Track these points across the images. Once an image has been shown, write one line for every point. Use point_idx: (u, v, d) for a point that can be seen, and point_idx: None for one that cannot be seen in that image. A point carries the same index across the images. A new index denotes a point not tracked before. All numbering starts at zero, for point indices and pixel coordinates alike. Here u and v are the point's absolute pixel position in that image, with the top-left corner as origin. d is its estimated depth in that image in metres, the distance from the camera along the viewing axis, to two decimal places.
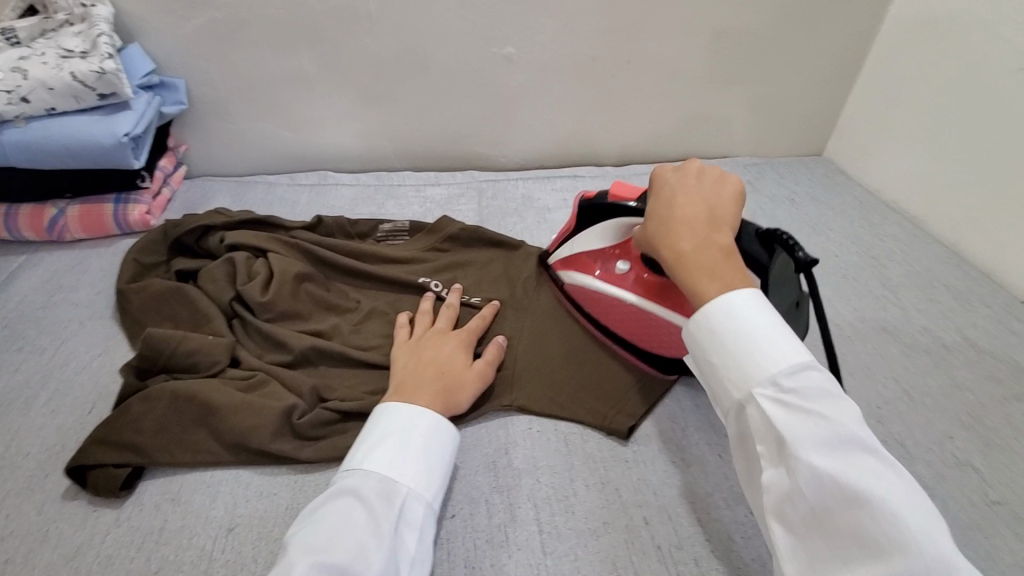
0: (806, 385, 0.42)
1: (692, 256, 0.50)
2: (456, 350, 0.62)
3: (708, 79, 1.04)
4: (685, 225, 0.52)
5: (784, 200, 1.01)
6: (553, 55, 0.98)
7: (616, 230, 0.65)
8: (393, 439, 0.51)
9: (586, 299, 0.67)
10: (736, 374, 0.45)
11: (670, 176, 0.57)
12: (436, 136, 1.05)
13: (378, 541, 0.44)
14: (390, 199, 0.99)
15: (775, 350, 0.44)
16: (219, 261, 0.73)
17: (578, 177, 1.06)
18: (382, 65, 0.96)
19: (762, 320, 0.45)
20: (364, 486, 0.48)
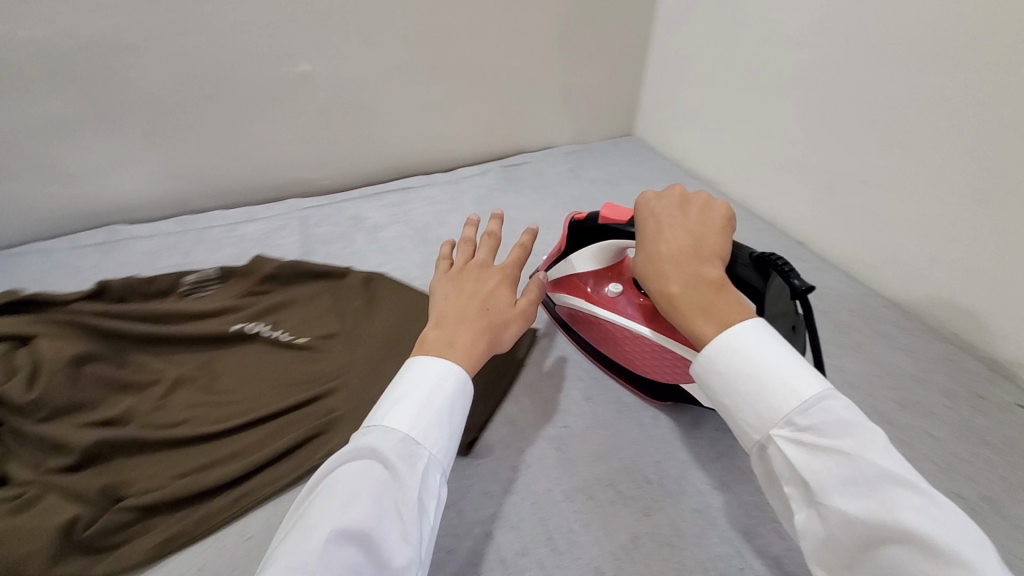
0: (823, 421, 0.41)
1: (683, 298, 0.50)
2: (503, 285, 0.58)
3: (517, 76, 1.07)
4: (671, 263, 0.52)
5: (603, 182, 1.07)
6: (355, 68, 0.94)
7: (607, 252, 0.64)
8: (417, 397, 0.46)
9: (585, 323, 0.67)
10: (755, 420, 0.44)
11: (651, 207, 0.58)
12: (242, 167, 0.97)
13: (400, 507, 0.41)
14: (199, 244, 0.89)
15: (787, 388, 0.43)
16: None
17: (405, 188, 1.03)
18: (159, 99, 0.86)
19: (770, 349, 0.45)
20: (384, 447, 0.44)
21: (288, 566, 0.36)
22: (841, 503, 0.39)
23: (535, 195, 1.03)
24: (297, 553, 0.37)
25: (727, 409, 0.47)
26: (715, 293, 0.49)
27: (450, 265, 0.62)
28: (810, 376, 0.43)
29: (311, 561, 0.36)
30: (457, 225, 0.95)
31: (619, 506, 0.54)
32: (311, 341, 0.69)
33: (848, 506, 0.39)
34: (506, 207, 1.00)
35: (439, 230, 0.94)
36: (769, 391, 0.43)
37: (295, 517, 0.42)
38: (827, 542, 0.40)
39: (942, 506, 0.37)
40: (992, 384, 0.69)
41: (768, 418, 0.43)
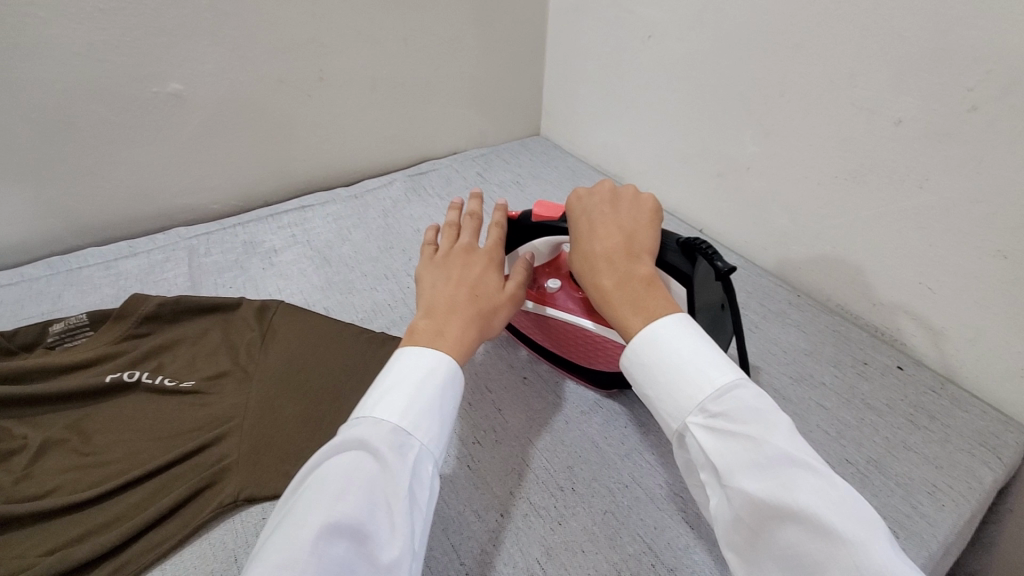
0: (733, 408, 0.43)
1: (614, 293, 0.51)
2: (490, 270, 0.57)
3: (413, 83, 1.04)
4: (605, 259, 0.53)
5: (511, 184, 1.06)
6: (231, 84, 0.88)
7: (542, 251, 0.63)
8: (406, 386, 0.46)
9: (525, 319, 0.67)
10: (675, 408, 0.46)
11: (581, 204, 0.58)
12: (115, 199, 0.89)
13: (394, 499, 0.39)
14: (70, 287, 0.81)
15: (703, 377, 0.45)
16: None
17: (304, 206, 0.98)
18: (1, 133, 0.77)
19: (689, 339, 0.46)
20: (375, 438, 0.42)
21: (280, 562, 0.34)
22: (747, 485, 0.40)
23: (442, 203, 1.01)
24: (288, 548, 0.34)
25: (651, 398, 0.48)
26: (644, 292, 0.50)
27: (434, 250, 0.60)
28: (723, 365, 0.44)
29: (304, 554, 0.34)
30: (361, 241, 0.91)
31: (531, 516, 0.53)
32: (200, 383, 0.64)
33: (753, 487, 0.39)
34: (412, 219, 0.97)
35: (341, 248, 0.90)
36: (685, 380, 0.45)
37: (279, 515, 0.39)
38: (733, 526, 0.41)
39: (840, 488, 0.38)
40: (875, 349, 0.74)
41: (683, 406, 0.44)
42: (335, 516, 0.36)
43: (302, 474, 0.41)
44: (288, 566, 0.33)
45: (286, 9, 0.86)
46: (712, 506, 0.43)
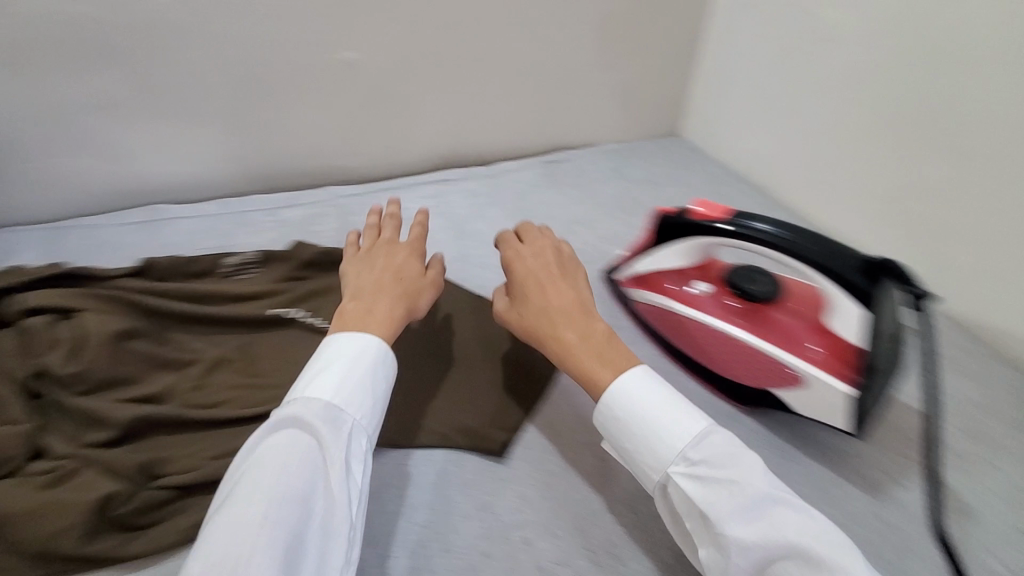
0: (710, 454, 0.47)
1: (579, 346, 0.56)
2: (413, 259, 0.65)
3: (563, 71, 1.04)
4: (562, 314, 0.58)
5: (647, 183, 1.04)
6: (397, 56, 0.92)
7: (696, 249, 0.64)
8: (336, 371, 0.50)
9: (658, 318, 0.67)
10: (651, 458, 0.49)
11: (524, 262, 0.63)
12: (284, 154, 0.97)
13: (329, 468, 0.45)
14: (240, 227, 0.90)
15: (677, 426, 0.49)
16: (9, 333, 0.61)
17: (444, 180, 1.01)
18: (203, 82, 0.86)
19: (655, 388, 0.51)
20: (307, 417, 0.47)
21: (235, 529, 0.40)
22: (739, 534, 0.43)
23: (577, 194, 1.00)
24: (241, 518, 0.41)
25: (621, 441, 0.51)
26: (573, 310, 0.58)
27: (356, 248, 0.68)
28: (696, 414, 0.49)
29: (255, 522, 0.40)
30: (497, 220, 0.93)
31: (663, 524, 0.52)
32: None
33: (745, 534, 0.43)
34: (546, 205, 0.97)
35: (477, 225, 0.92)
36: (663, 430, 0.48)
37: (227, 485, 0.45)
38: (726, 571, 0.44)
39: (818, 521, 0.43)
40: None
41: (666, 459, 0.48)
42: (279, 487, 0.43)
43: (242, 454, 0.47)
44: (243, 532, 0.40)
45: None
46: (700, 555, 0.46)
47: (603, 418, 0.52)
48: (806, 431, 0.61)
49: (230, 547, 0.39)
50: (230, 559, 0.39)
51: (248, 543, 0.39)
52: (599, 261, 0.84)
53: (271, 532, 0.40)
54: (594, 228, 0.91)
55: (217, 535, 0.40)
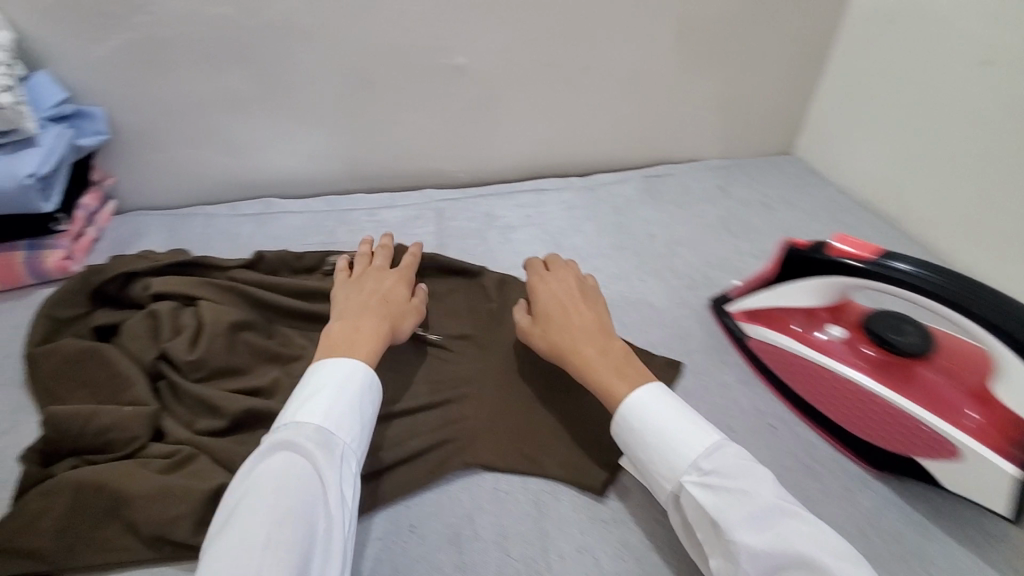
0: (722, 465, 0.47)
1: (595, 361, 0.57)
2: (399, 285, 0.67)
3: (673, 81, 0.98)
4: (580, 333, 0.59)
5: (756, 205, 0.97)
6: (506, 63, 0.91)
7: (830, 289, 0.58)
8: (326, 394, 0.52)
9: (779, 360, 0.62)
10: (665, 468, 0.50)
11: (549, 287, 0.65)
12: (387, 155, 0.98)
13: (326, 490, 0.47)
14: (342, 225, 0.93)
15: (692, 438, 0.50)
16: (140, 316, 0.65)
17: (541, 189, 0.99)
18: (319, 83, 0.89)
19: (671, 403, 0.52)
20: (300, 441, 0.49)
21: (240, 548, 0.41)
22: (749, 540, 0.43)
23: (679, 211, 0.95)
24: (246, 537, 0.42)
25: (637, 453, 0.52)
26: (593, 329, 0.60)
27: (347, 273, 0.70)
28: (708, 428, 0.50)
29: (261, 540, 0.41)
30: (594, 235, 0.90)
31: None
32: (443, 339, 0.67)
33: (755, 542, 0.43)
34: (646, 222, 0.93)
35: (573, 238, 0.89)
36: (678, 442, 0.50)
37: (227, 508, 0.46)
38: None
39: (825, 531, 0.43)
40: None
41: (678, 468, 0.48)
42: (280, 507, 0.44)
43: (237, 480, 0.47)
44: (248, 551, 0.41)
45: None
46: (712, 565, 0.46)
47: (621, 430, 0.53)
48: (944, 507, 0.54)
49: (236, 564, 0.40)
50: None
51: (255, 562, 0.40)
52: (703, 286, 0.79)
53: (278, 548, 0.41)
54: (697, 250, 0.86)
55: (221, 555, 0.41)
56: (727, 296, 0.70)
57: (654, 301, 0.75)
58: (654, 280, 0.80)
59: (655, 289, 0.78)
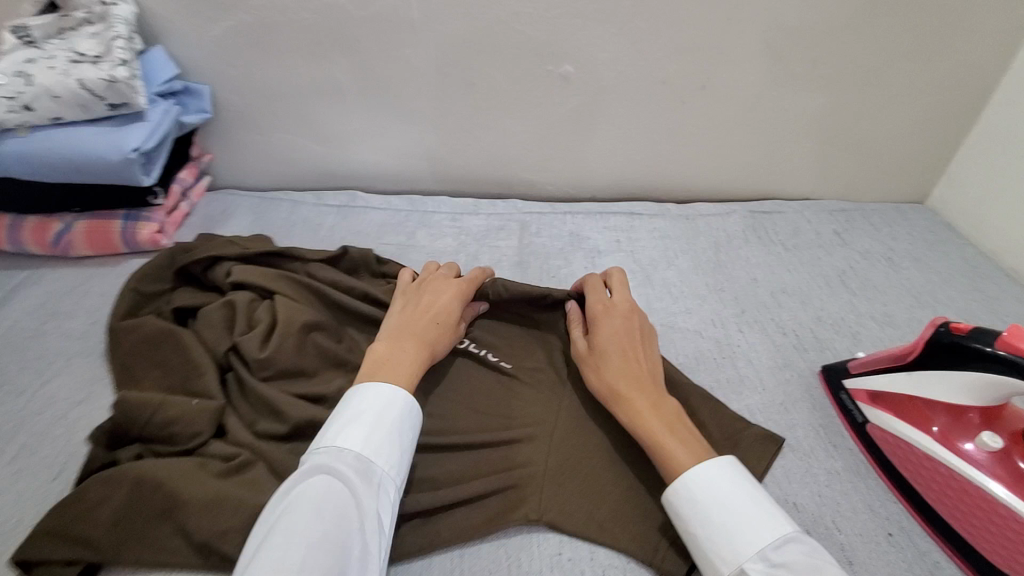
0: (794, 560, 0.42)
1: (650, 417, 0.51)
2: (452, 301, 0.62)
3: (798, 112, 0.88)
4: (637, 385, 0.53)
5: (878, 258, 0.86)
6: (616, 76, 0.84)
7: (991, 388, 0.48)
8: (367, 418, 0.49)
9: (904, 455, 0.53)
10: (725, 549, 0.44)
11: (608, 321, 0.58)
12: (478, 160, 0.95)
13: (364, 519, 0.43)
14: (422, 228, 0.90)
15: (762, 524, 0.44)
16: (219, 303, 0.64)
17: (634, 214, 0.93)
18: (421, 80, 0.86)
19: (746, 484, 0.47)
20: (338, 465, 0.46)
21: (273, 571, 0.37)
22: None
23: (786, 255, 0.86)
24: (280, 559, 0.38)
25: (694, 528, 0.46)
26: (648, 378, 0.54)
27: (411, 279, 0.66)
28: (780, 515, 0.44)
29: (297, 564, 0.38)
30: (688, 271, 0.82)
31: None
32: (516, 369, 0.62)
33: None
34: (748, 263, 0.84)
35: (665, 272, 0.82)
36: (745, 523, 0.44)
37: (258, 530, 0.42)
38: None
39: None
40: None
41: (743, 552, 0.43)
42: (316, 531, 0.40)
43: (270, 504, 0.44)
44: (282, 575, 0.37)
45: (704, 8, 0.78)
46: None
47: (677, 497, 0.47)
48: None
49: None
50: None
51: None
52: (811, 348, 0.70)
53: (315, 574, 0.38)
54: (806, 304, 0.77)
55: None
56: (845, 368, 0.61)
57: (750, 360, 0.68)
58: (752, 334, 0.72)
59: (754, 344, 0.70)
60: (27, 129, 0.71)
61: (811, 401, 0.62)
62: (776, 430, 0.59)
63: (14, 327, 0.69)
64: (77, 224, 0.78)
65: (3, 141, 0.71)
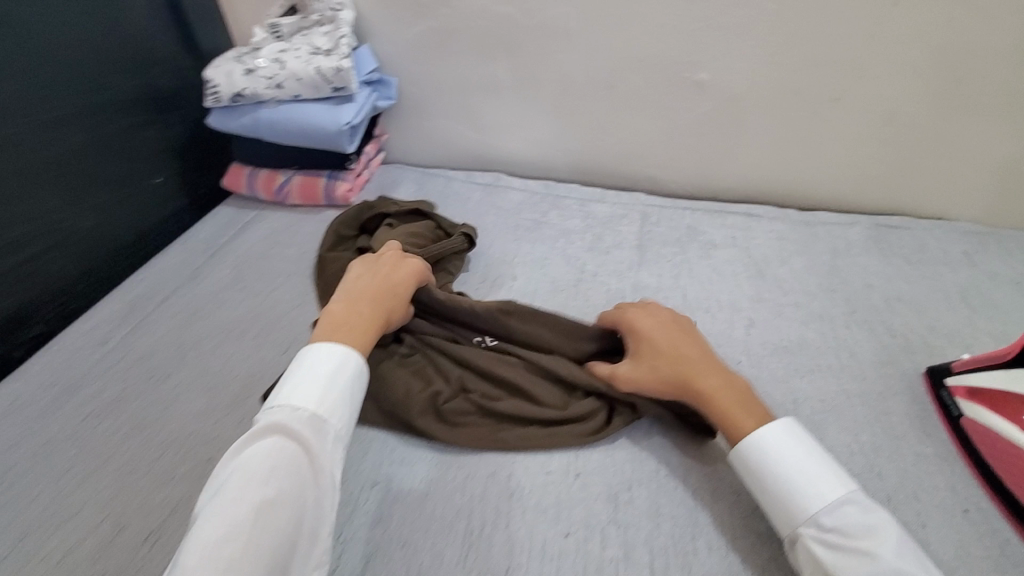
0: (845, 522, 0.45)
1: (720, 395, 0.55)
2: (411, 279, 0.68)
3: (935, 128, 0.89)
4: (695, 369, 0.57)
5: (1009, 282, 0.85)
6: (750, 83, 0.92)
7: None
8: (320, 380, 0.53)
9: (989, 440, 0.57)
10: (784, 510, 0.49)
11: (644, 322, 0.63)
12: (609, 155, 1.07)
13: (316, 475, 0.48)
14: (554, 209, 1.03)
15: (813, 489, 0.48)
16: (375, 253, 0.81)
17: (752, 215, 0.99)
18: (569, 81, 0.99)
19: (797, 450, 0.50)
20: (291, 425, 0.50)
21: (229, 520, 0.42)
22: None
23: (906, 268, 0.88)
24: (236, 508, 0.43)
25: (756, 495, 0.51)
26: (706, 365, 0.58)
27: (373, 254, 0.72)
28: (833, 480, 0.48)
29: (251, 512, 0.42)
30: (802, 271, 0.87)
31: None
32: None
33: None
34: (864, 270, 0.87)
35: (777, 268, 0.88)
36: (798, 489, 0.48)
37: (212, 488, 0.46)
38: None
39: None
40: None
41: (796, 515, 0.48)
42: (271, 481, 0.45)
43: (225, 462, 0.48)
44: (234, 529, 0.42)
45: (845, 25, 0.83)
46: None
47: (738, 465, 0.52)
48: None
49: (229, 530, 0.41)
50: (224, 552, 0.40)
51: (245, 536, 0.41)
52: (918, 351, 0.73)
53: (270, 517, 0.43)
54: (920, 313, 0.79)
55: (211, 529, 0.41)
56: (947, 367, 0.65)
57: (854, 353, 0.72)
58: (859, 331, 0.76)
59: (860, 341, 0.74)
60: (274, 103, 0.94)
61: (910, 395, 0.66)
62: (870, 413, 0.64)
63: (249, 249, 0.92)
64: (294, 179, 1.01)
65: (259, 110, 0.94)
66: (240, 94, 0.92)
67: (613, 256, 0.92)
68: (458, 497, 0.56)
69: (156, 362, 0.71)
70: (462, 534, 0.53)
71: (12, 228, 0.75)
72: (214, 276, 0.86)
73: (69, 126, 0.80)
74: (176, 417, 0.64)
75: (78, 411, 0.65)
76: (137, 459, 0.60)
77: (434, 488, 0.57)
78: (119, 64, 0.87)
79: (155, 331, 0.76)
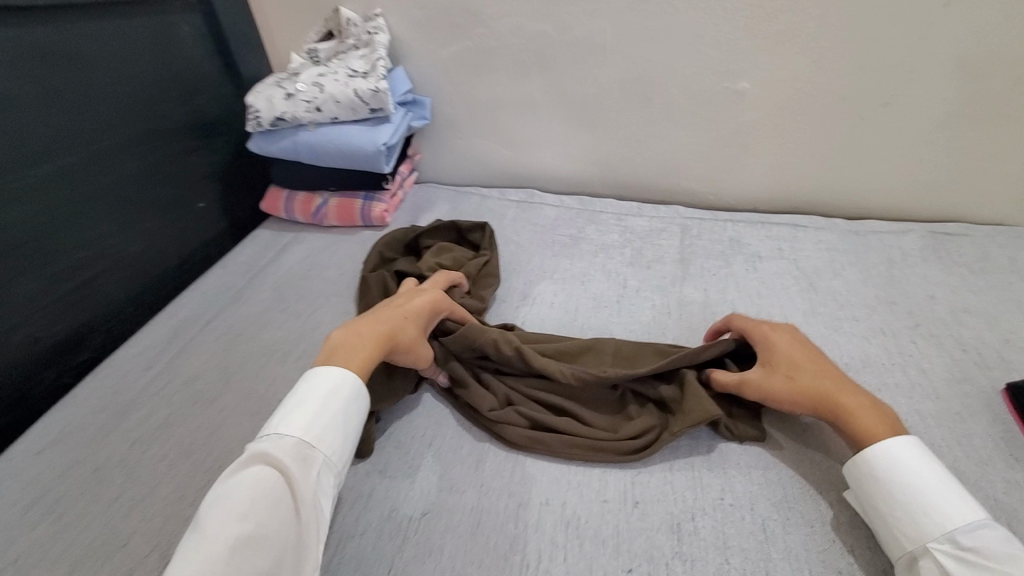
0: (987, 543, 0.43)
1: (867, 411, 0.53)
2: (425, 305, 0.66)
3: (996, 133, 0.85)
4: (838, 385, 0.55)
5: None
6: (794, 93, 0.89)
7: None
8: (311, 406, 0.53)
9: None
10: (911, 524, 0.47)
11: (781, 336, 0.61)
12: (645, 167, 1.05)
13: (301, 506, 0.47)
14: (591, 223, 1.02)
15: (947, 506, 0.46)
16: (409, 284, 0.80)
17: (798, 225, 0.95)
18: (604, 93, 0.98)
19: (928, 464, 0.49)
20: (279, 453, 0.49)
21: (205, 556, 0.40)
22: None
23: (971, 278, 0.83)
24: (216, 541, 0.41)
25: (872, 509, 0.50)
26: (847, 383, 0.56)
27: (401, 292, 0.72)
28: (970, 502, 0.46)
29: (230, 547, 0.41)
30: (857, 282, 0.83)
31: None
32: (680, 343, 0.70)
33: None
34: (924, 281, 0.83)
35: (830, 280, 0.84)
36: (931, 505, 0.46)
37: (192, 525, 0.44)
38: None
39: None
40: None
41: (927, 529, 0.46)
42: (253, 511, 0.44)
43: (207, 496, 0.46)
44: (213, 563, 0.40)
45: (896, 29, 0.80)
46: None
47: (858, 473, 0.51)
48: None
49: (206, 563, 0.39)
50: None
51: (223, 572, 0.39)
52: (993, 367, 0.68)
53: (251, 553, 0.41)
54: (992, 325, 0.74)
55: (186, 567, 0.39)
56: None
57: (922, 368, 0.68)
58: (926, 345, 0.72)
59: (928, 356, 0.70)
60: (313, 125, 0.95)
61: (991, 415, 0.62)
62: (948, 435, 0.60)
63: (288, 271, 0.92)
64: (330, 202, 1.02)
65: (299, 133, 0.95)
66: (280, 118, 0.93)
67: (655, 271, 0.89)
68: (512, 527, 0.53)
69: (202, 386, 0.71)
70: (519, 568, 0.50)
71: (69, 253, 0.76)
72: (255, 298, 0.86)
73: (121, 154, 0.83)
74: (222, 443, 0.63)
75: (127, 437, 0.66)
76: (184, 487, 0.59)
77: (485, 518, 0.54)
78: (167, 93, 0.90)
79: (200, 354, 0.76)
